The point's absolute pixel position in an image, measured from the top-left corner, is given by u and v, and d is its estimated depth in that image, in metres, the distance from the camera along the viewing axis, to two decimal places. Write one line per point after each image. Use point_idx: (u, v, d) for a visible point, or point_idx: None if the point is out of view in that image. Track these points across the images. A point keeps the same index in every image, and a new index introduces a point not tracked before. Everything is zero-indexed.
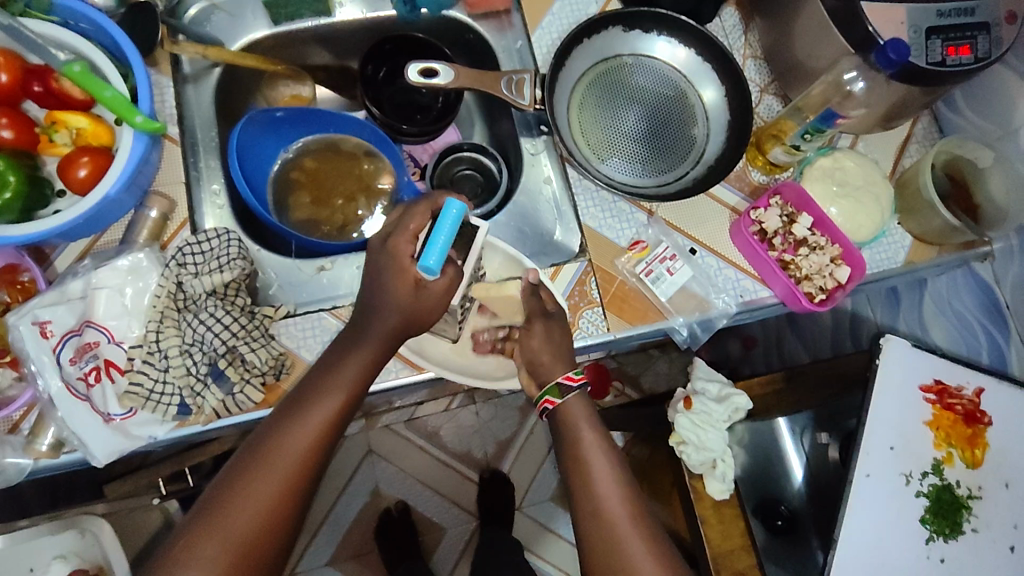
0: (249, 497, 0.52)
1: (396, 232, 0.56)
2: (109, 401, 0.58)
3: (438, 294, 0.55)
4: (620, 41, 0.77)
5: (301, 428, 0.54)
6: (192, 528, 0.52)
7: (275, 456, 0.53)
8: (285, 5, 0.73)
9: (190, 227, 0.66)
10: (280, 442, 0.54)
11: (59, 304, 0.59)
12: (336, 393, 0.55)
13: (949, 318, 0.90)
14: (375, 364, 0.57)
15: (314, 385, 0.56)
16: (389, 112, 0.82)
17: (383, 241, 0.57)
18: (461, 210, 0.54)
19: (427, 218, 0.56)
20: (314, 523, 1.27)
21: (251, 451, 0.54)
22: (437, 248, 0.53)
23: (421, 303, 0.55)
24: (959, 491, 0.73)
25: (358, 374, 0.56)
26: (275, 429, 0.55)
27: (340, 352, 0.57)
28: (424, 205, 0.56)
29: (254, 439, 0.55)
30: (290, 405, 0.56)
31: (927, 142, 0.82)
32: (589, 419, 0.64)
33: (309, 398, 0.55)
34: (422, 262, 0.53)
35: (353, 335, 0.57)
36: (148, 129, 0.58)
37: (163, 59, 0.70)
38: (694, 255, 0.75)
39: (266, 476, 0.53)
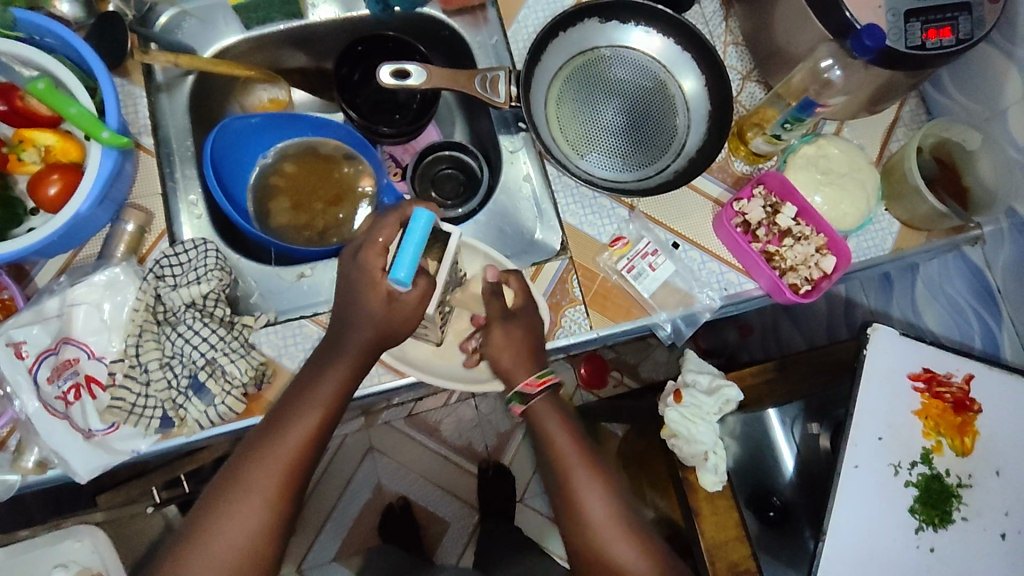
0: (238, 512, 0.55)
1: (365, 245, 0.57)
2: (88, 416, 0.59)
3: (411, 305, 0.56)
4: (597, 33, 0.76)
5: (282, 445, 0.56)
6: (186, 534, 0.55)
7: (259, 472, 0.56)
8: (254, 9, 0.71)
9: (168, 239, 0.67)
10: (263, 459, 0.56)
11: (34, 323, 0.60)
12: (314, 409, 0.57)
13: (942, 303, 0.89)
14: (353, 377, 0.58)
15: (293, 402, 0.58)
16: (367, 114, 0.81)
17: (354, 255, 0.58)
18: (429, 221, 0.54)
19: (396, 230, 0.57)
20: (318, 521, 1.28)
21: (236, 469, 0.56)
22: (406, 260, 0.54)
23: (395, 313, 0.56)
24: (948, 480, 0.72)
25: (335, 390, 0.57)
26: (258, 447, 0.57)
27: (320, 364, 0.58)
28: (394, 218, 0.58)
29: (239, 456, 0.57)
30: (271, 422, 0.58)
31: (914, 125, 0.80)
32: (555, 416, 0.66)
33: (289, 415, 0.57)
34: (392, 275, 0.54)
35: (332, 348, 0.58)
36: (116, 144, 0.58)
37: (135, 70, 0.69)
38: (677, 249, 0.74)
39: (252, 493, 0.55)
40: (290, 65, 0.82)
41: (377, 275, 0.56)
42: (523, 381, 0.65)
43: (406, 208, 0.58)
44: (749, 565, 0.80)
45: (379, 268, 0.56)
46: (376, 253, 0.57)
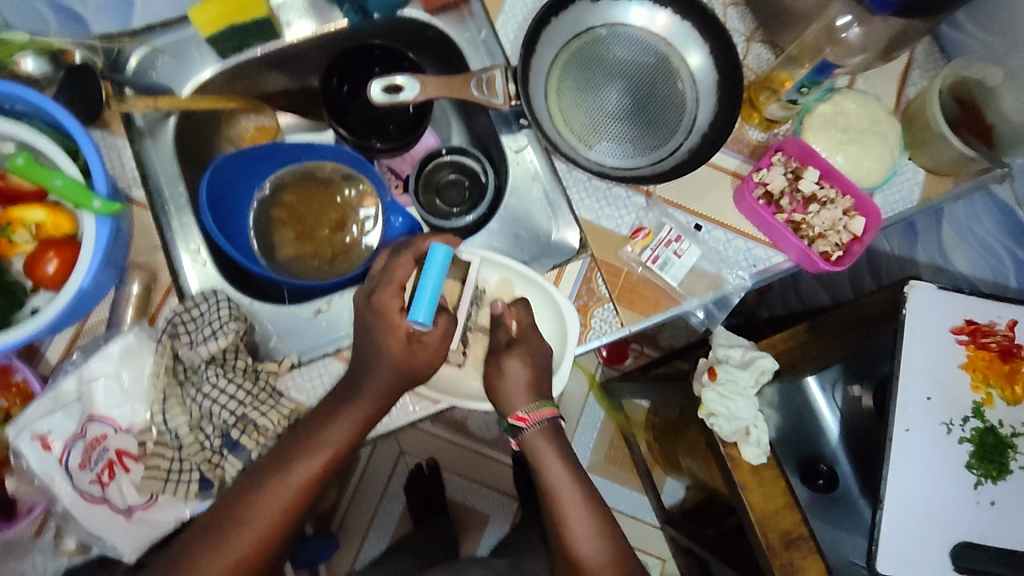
0: (231, 544, 0.55)
1: (380, 286, 0.58)
2: (126, 492, 0.59)
3: (433, 347, 0.58)
4: (591, 13, 0.72)
5: (285, 482, 0.56)
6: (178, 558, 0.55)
7: (257, 508, 0.55)
8: (228, 38, 0.68)
9: (177, 294, 0.65)
10: (263, 494, 0.55)
11: (55, 411, 0.58)
12: (323, 449, 0.56)
13: (971, 243, 0.88)
14: (371, 418, 0.57)
15: (301, 441, 0.57)
16: (360, 129, 0.78)
17: (369, 298, 0.59)
18: (446, 255, 0.56)
19: (411, 267, 0.59)
20: (361, 529, 1.27)
21: (233, 504, 0.55)
22: (426, 297, 0.55)
23: (418, 354, 0.57)
24: (1003, 431, 0.71)
25: (348, 433, 0.56)
26: (259, 482, 0.56)
27: (335, 404, 0.58)
28: (407, 254, 0.59)
29: (238, 487, 0.56)
30: (276, 458, 0.57)
31: (931, 67, 0.76)
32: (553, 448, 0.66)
33: (295, 453, 0.56)
34: (412, 315, 0.55)
35: (350, 390, 0.57)
36: (109, 212, 0.55)
37: (114, 120, 0.66)
38: (701, 231, 0.71)
39: (248, 525, 0.55)
40: (272, 87, 0.78)
41: (395, 315, 0.57)
42: (512, 415, 0.64)
43: (419, 245, 0.59)
44: (802, 530, 0.79)
45: (396, 308, 0.57)
46: (392, 292, 0.58)
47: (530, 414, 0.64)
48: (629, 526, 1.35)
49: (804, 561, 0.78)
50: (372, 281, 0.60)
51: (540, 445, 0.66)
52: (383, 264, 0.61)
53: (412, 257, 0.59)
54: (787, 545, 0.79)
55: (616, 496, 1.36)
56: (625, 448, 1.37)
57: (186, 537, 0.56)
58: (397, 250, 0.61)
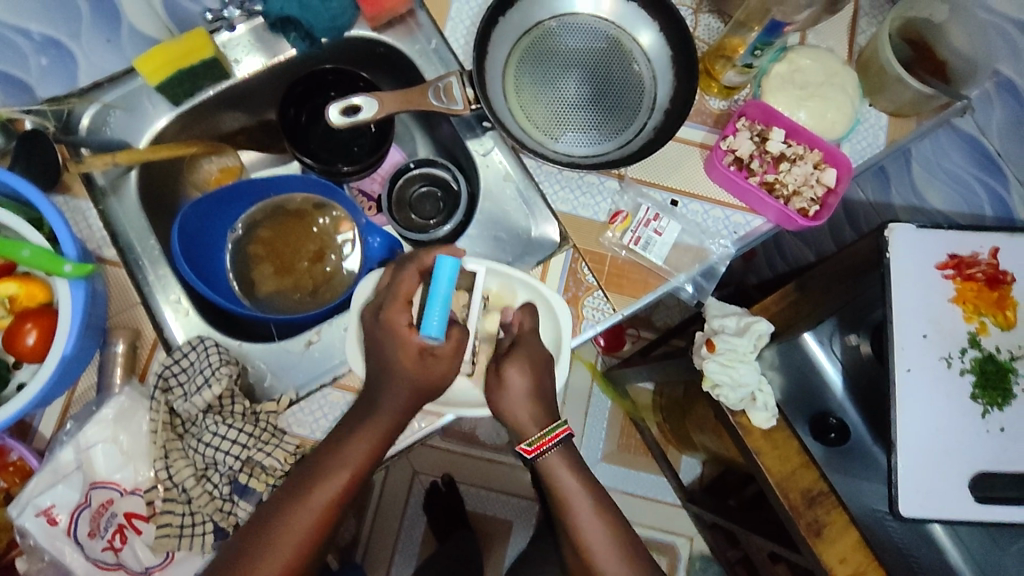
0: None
1: (388, 301, 0.56)
2: (141, 555, 0.58)
3: (447, 356, 0.55)
4: (538, 7, 0.72)
5: (305, 511, 0.54)
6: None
7: (280, 537, 0.53)
8: (179, 84, 0.67)
9: (164, 347, 0.64)
10: (285, 521, 0.54)
11: (55, 484, 0.57)
12: (341, 470, 0.55)
13: (942, 178, 0.88)
14: (385, 434, 0.56)
15: (322, 461, 0.55)
16: (324, 158, 0.77)
17: (376, 314, 0.56)
18: (454, 264, 0.54)
19: (417, 281, 0.57)
20: (386, 555, 1.26)
21: (253, 537, 0.53)
22: (436, 311, 0.53)
23: (428, 368, 0.54)
24: (1001, 357, 0.72)
25: (365, 452, 0.55)
26: (279, 509, 0.54)
27: (351, 424, 0.56)
28: (412, 268, 0.57)
29: (262, 512, 0.55)
30: (294, 484, 0.55)
31: (877, 13, 0.77)
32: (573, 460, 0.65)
33: (313, 479, 0.55)
34: (422, 328, 0.52)
35: (364, 409, 0.56)
36: (82, 274, 0.54)
37: (75, 182, 0.65)
38: (677, 207, 0.71)
39: (270, 558, 0.53)
40: (231, 126, 0.78)
41: (406, 331, 0.55)
42: (522, 445, 0.62)
43: (423, 257, 0.57)
44: (822, 487, 0.80)
45: (406, 324, 0.55)
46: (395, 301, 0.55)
47: (538, 445, 0.62)
48: (659, 512, 1.35)
49: (828, 516, 0.79)
50: (378, 299, 0.58)
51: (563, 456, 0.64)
52: (389, 280, 0.59)
53: (419, 270, 0.57)
54: (809, 503, 0.79)
55: (635, 482, 1.36)
56: (637, 433, 1.37)
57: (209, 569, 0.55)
58: (403, 263, 0.59)
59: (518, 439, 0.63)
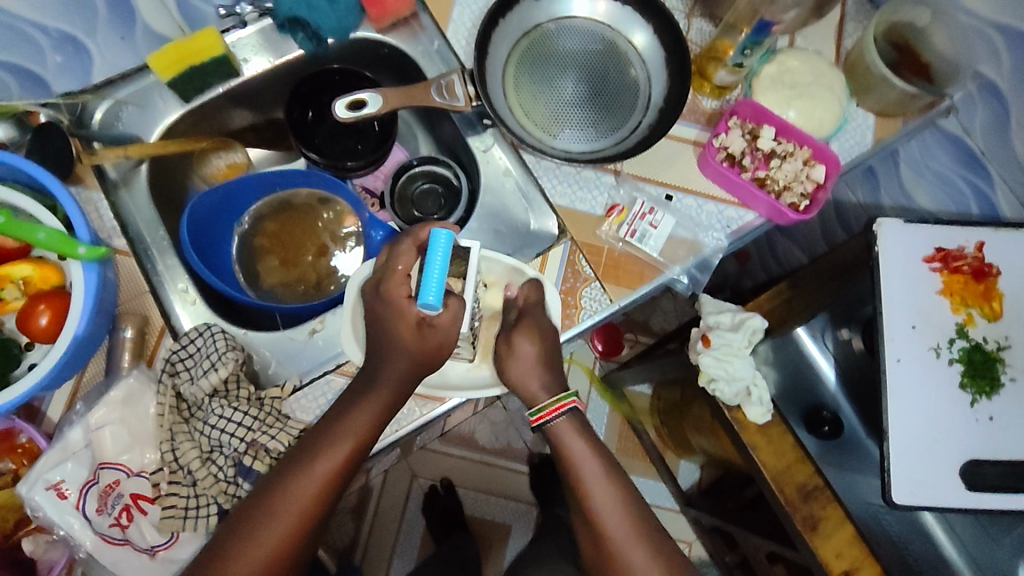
0: (259, 540, 0.53)
1: (386, 277, 0.58)
2: (147, 533, 0.59)
3: (445, 326, 0.56)
4: (536, 11, 0.75)
5: (310, 477, 0.55)
6: (216, 549, 0.54)
7: (284, 501, 0.54)
8: (190, 81, 0.69)
9: (170, 333, 0.65)
10: (290, 487, 0.55)
11: (65, 461, 0.59)
12: (345, 438, 0.56)
13: (929, 178, 0.90)
14: (388, 410, 0.57)
15: (327, 429, 0.56)
16: (329, 154, 0.80)
17: (377, 288, 0.58)
18: (449, 238, 0.54)
19: (416, 256, 0.58)
20: (384, 559, 1.26)
21: (260, 502, 0.55)
22: (433, 283, 0.53)
23: (429, 342, 0.56)
24: (988, 347, 0.74)
25: (369, 420, 0.56)
26: (285, 475, 0.55)
27: (354, 396, 0.57)
28: (408, 242, 0.58)
29: (268, 479, 0.56)
30: (300, 451, 0.56)
31: (863, 18, 0.80)
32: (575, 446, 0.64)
33: (317, 447, 0.56)
34: (421, 301, 0.53)
35: (366, 383, 0.57)
36: (95, 257, 0.56)
37: (87, 175, 0.67)
38: (672, 201, 0.73)
39: (275, 521, 0.54)
40: (238, 124, 0.80)
41: (406, 303, 0.56)
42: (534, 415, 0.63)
43: (419, 232, 0.59)
44: (817, 481, 0.81)
45: (404, 296, 0.56)
46: (400, 282, 0.57)
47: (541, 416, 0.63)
48: (659, 517, 1.35)
49: (823, 510, 0.80)
50: (377, 276, 0.59)
51: (567, 435, 0.63)
52: (385, 257, 0.60)
53: (414, 245, 0.58)
54: (805, 497, 0.80)
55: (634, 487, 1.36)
56: (634, 436, 1.38)
57: (216, 536, 0.55)
58: (397, 240, 0.60)
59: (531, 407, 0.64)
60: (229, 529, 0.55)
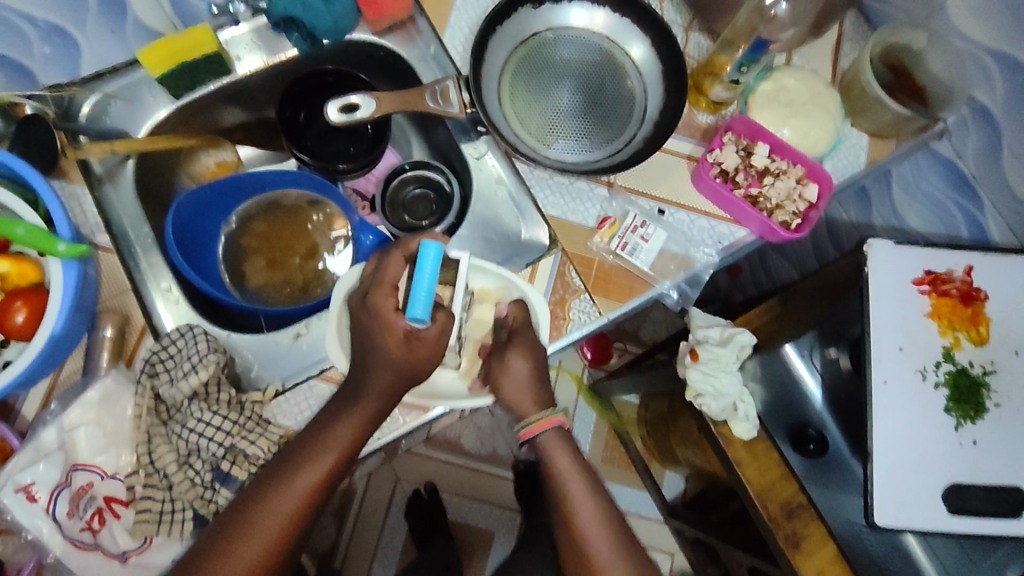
0: (236, 559, 0.52)
1: (372, 288, 0.56)
2: (119, 538, 0.57)
3: (432, 341, 0.55)
4: (534, 19, 0.75)
5: (290, 491, 0.54)
6: (191, 566, 0.53)
7: (263, 518, 0.53)
8: (180, 77, 0.68)
9: (152, 334, 0.64)
10: (268, 503, 0.54)
11: (37, 462, 0.57)
12: (326, 451, 0.55)
13: (921, 201, 0.89)
14: (372, 419, 0.56)
15: (308, 442, 0.56)
16: (319, 156, 0.79)
17: (363, 298, 0.57)
18: (439, 249, 0.53)
19: (404, 264, 0.57)
20: (364, 562, 1.25)
21: (237, 516, 0.54)
22: (422, 295, 0.53)
23: (415, 353, 0.54)
24: (974, 371, 0.74)
25: (351, 433, 0.55)
26: (264, 489, 0.54)
27: (336, 408, 0.56)
28: (397, 254, 0.57)
29: (247, 493, 0.55)
30: (280, 465, 0.55)
31: (859, 38, 0.80)
32: (574, 461, 0.64)
33: (296, 462, 0.55)
34: (409, 313, 0.53)
35: (350, 394, 0.56)
36: (75, 254, 0.55)
37: (71, 168, 0.66)
38: (665, 215, 0.73)
39: (252, 538, 0.53)
40: (229, 122, 0.79)
41: (391, 315, 0.55)
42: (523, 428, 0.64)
43: (408, 243, 0.58)
44: (800, 499, 0.80)
45: (391, 308, 0.55)
46: (386, 292, 0.56)
47: (529, 430, 0.63)
48: (641, 526, 1.36)
49: (806, 528, 0.80)
50: (364, 285, 0.58)
51: (560, 454, 0.64)
52: (374, 265, 0.59)
53: (403, 254, 0.58)
54: (788, 516, 0.80)
55: (618, 495, 1.37)
56: (620, 446, 1.39)
57: (192, 551, 0.54)
58: (386, 250, 0.59)
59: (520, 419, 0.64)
60: (206, 544, 0.54)
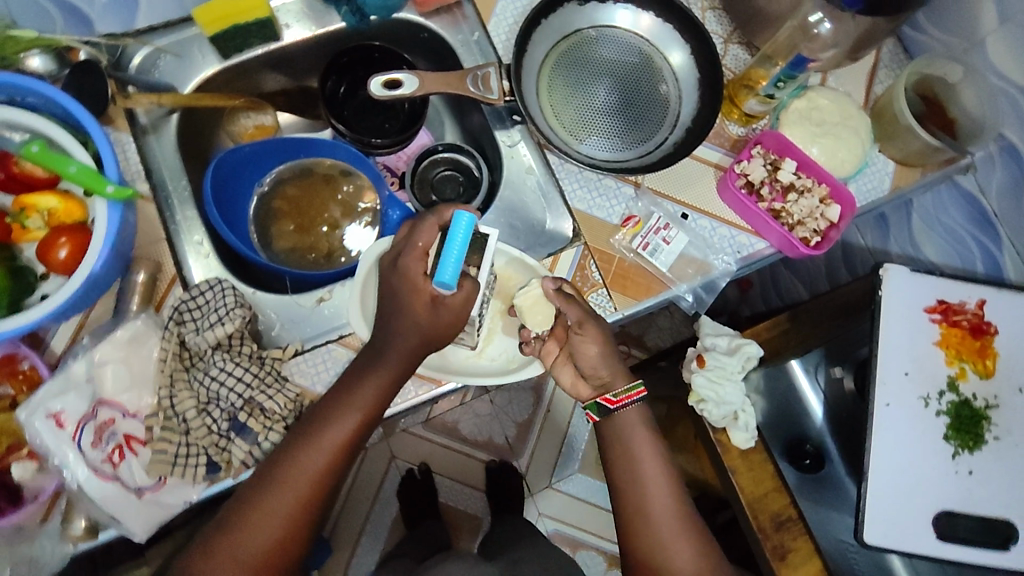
0: (271, 510, 0.56)
1: (406, 250, 0.58)
2: (137, 473, 0.59)
3: (457, 305, 0.56)
4: (579, 16, 0.76)
5: (318, 448, 0.57)
6: (228, 519, 0.56)
7: (292, 475, 0.56)
8: (231, 38, 0.70)
9: (182, 283, 0.66)
10: (300, 457, 0.56)
11: (67, 391, 0.58)
12: (351, 411, 0.57)
13: (939, 232, 0.90)
14: (392, 383, 0.58)
15: (332, 402, 0.58)
16: (356, 128, 0.80)
17: (395, 260, 0.59)
18: (471, 221, 0.53)
19: (436, 231, 0.58)
20: (352, 535, 1.27)
21: (269, 472, 0.56)
22: (450, 261, 0.53)
23: (439, 318, 0.56)
24: (976, 403, 0.75)
25: (374, 394, 0.58)
26: (292, 446, 0.57)
27: (358, 371, 0.58)
28: (432, 220, 0.58)
29: (277, 449, 0.58)
30: (307, 423, 0.58)
31: (895, 67, 0.81)
32: (644, 431, 0.67)
33: (324, 420, 0.57)
34: (437, 278, 0.53)
35: (370, 356, 0.58)
36: (121, 197, 0.57)
37: (118, 116, 0.68)
38: (687, 220, 0.74)
39: (286, 491, 0.56)
40: (271, 87, 0.81)
41: (421, 280, 0.56)
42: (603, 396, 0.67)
43: (443, 212, 0.59)
44: (791, 513, 0.82)
45: (421, 273, 0.56)
46: (416, 257, 0.57)
47: (617, 400, 0.67)
48: None
49: (793, 542, 0.81)
50: (396, 248, 0.59)
51: (634, 424, 0.67)
52: (407, 233, 0.60)
53: (437, 223, 0.58)
54: (778, 527, 0.81)
55: None
56: None
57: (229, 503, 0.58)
58: (419, 220, 0.60)
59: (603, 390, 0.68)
60: (240, 499, 0.57)
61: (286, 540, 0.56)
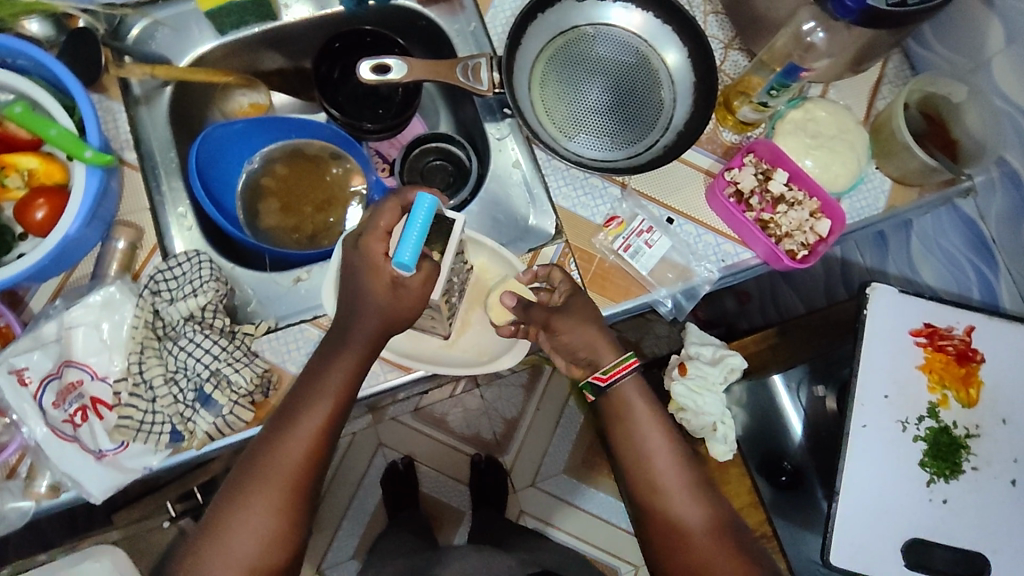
0: (252, 506, 0.56)
1: (368, 231, 0.57)
2: (98, 436, 0.60)
3: (416, 292, 0.56)
4: (576, 12, 0.76)
5: (294, 439, 0.57)
6: (217, 519, 0.57)
7: (272, 467, 0.57)
8: (227, 15, 0.71)
9: (161, 253, 0.67)
10: (275, 451, 0.57)
11: (33, 349, 0.60)
12: (321, 399, 0.58)
13: (937, 256, 0.88)
14: (359, 368, 0.59)
15: (303, 392, 0.58)
16: (349, 111, 0.81)
17: (356, 242, 0.58)
18: (433, 204, 0.54)
19: (398, 214, 0.57)
20: (333, 519, 1.28)
21: (250, 467, 0.57)
22: (410, 242, 0.53)
23: (400, 300, 0.56)
24: (957, 431, 0.73)
25: (343, 380, 0.58)
26: (269, 438, 0.58)
27: (325, 358, 0.59)
28: (393, 202, 0.58)
29: (256, 442, 0.59)
30: (281, 414, 0.58)
31: (900, 82, 0.80)
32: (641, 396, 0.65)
33: (296, 411, 0.58)
34: (396, 259, 0.53)
35: (337, 340, 0.58)
36: (100, 163, 0.58)
37: (111, 85, 0.69)
38: (672, 224, 0.74)
39: (265, 487, 0.57)
40: (268, 66, 0.81)
41: (381, 260, 0.56)
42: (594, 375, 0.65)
43: (405, 194, 0.58)
44: None
45: (381, 254, 0.56)
46: (379, 238, 0.57)
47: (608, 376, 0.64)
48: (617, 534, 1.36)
49: None
50: (359, 228, 0.59)
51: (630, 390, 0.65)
52: (372, 213, 0.59)
53: (398, 205, 0.58)
54: None
55: None
56: None
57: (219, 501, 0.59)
58: (381, 202, 0.59)
59: (593, 369, 0.66)
60: (226, 498, 0.58)
61: (276, 537, 0.57)
